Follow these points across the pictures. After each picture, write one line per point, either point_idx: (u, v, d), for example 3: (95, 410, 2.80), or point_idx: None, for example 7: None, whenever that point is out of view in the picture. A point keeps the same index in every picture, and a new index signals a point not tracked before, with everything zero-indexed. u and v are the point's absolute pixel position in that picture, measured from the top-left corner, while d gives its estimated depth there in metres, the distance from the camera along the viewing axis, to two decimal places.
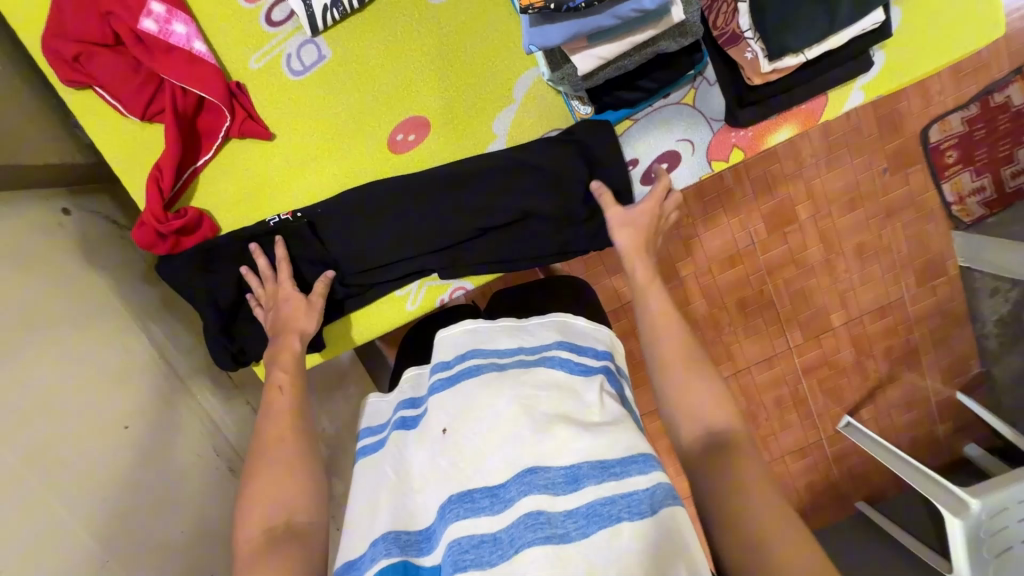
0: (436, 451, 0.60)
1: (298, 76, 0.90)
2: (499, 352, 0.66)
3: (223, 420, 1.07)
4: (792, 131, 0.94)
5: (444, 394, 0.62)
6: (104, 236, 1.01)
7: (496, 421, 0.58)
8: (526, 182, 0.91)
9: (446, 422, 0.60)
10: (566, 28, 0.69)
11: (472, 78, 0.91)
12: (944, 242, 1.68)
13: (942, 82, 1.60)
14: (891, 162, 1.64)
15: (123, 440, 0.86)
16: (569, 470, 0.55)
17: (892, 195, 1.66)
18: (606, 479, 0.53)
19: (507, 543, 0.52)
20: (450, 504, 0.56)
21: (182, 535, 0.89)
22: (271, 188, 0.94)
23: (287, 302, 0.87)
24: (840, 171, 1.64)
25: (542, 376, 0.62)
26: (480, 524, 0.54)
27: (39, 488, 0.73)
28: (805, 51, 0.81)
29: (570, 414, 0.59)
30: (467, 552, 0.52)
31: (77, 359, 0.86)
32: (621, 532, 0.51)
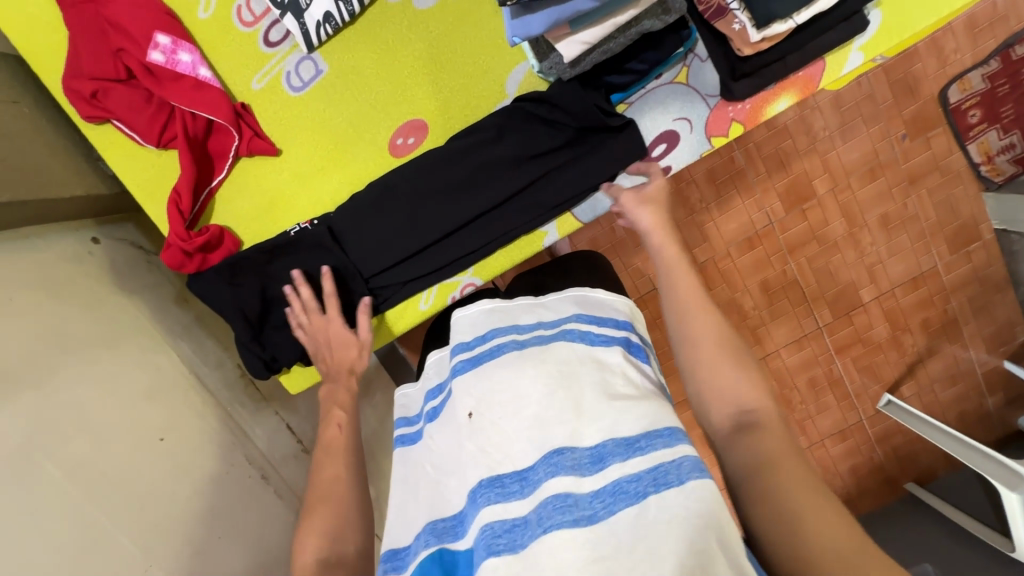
0: (461, 436, 0.59)
1: (298, 92, 0.94)
2: (519, 328, 0.66)
3: (254, 432, 1.11)
4: (792, 99, 0.92)
5: (466, 378, 0.62)
6: (132, 262, 1.07)
7: (520, 402, 0.58)
8: (506, 147, 0.91)
9: (472, 406, 0.59)
10: (546, 16, 0.70)
11: (466, 77, 0.93)
12: (975, 204, 1.61)
13: (957, 39, 1.54)
14: (909, 128, 1.58)
15: (159, 451, 0.90)
16: (595, 449, 0.55)
17: (914, 162, 1.61)
18: (633, 455, 0.53)
19: (536, 524, 0.51)
20: (480, 488, 0.55)
21: (220, 540, 0.92)
22: (284, 201, 0.98)
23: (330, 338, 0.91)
24: (856, 141, 1.60)
25: (566, 350, 0.62)
26: (511, 509, 0.53)
27: (80, 499, 0.77)
28: (793, 16, 0.79)
29: (594, 389, 0.58)
30: (499, 536, 0.51)
31: (116, 376, 0.90)
32: (648, 506, 0.49)
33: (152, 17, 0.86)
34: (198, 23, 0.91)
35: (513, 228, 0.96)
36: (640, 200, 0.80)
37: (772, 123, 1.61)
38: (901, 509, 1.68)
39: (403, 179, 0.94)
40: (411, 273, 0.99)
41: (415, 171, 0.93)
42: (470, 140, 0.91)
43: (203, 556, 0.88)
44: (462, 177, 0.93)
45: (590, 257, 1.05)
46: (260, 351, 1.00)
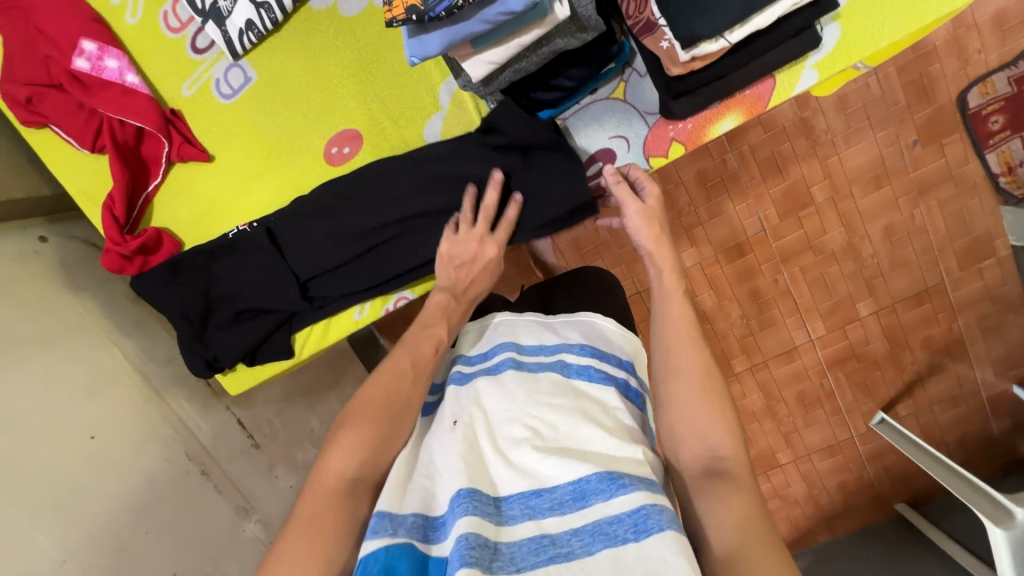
0: (444, 442, 0.59)
1: (228, 99, 0.93)
2: (523, 349, 0.69)
3: (198, 427, 1.14)
4: (737, 120, 0.86)
5: (461, 389, 0.65)
6: (85, 258, 1.10)
7: (509, 428, 0.59)
8: (434, 167, 0.88)
9: (459, 415, 0.61)
10: (440, 36, 0.66)
11: (394, 87, 0.90)
12: (991, 219, 1.49)
13: (982, 38, 1.40)
14: (921, 133, 1.46)
15: (87, 449, 0.94)
16: (577, 485, 0.53)
17: (926, 171, 1.49)
18: (614, 496, 0.50)
19: (508, 559, 0.48)
20: (458, 498, 0.52)
21: (145, 535, 0.96)
22: (220, 207, 0.97)
23: (474, 259, 0.81)
24: (861, 146, 1.49)
25: (557, 381, 0.64)
26: (490, 529, 0.50)
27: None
28: (724, 35, 0.72)
29: (581, 425, 0.59)
30: (475, 547, 0.47)
31: (48, 374, 0.94)
32: (626, 552, 0.46)
33: (78, 24, 0.87)
34: (127, 29, 0.92)
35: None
36: (647, 215, 0.78)
37: (771, 123, 1.51)
38: (888, 530, 1.61)
39: (330, 190, 0.92)
40: (349, 282, 0.96)
41: (344, 184, 0.91)
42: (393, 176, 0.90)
43: (122, 550, 0.93)
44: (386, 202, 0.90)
45: (602, 275, 1.05)
46: (199, 348, 0.97)
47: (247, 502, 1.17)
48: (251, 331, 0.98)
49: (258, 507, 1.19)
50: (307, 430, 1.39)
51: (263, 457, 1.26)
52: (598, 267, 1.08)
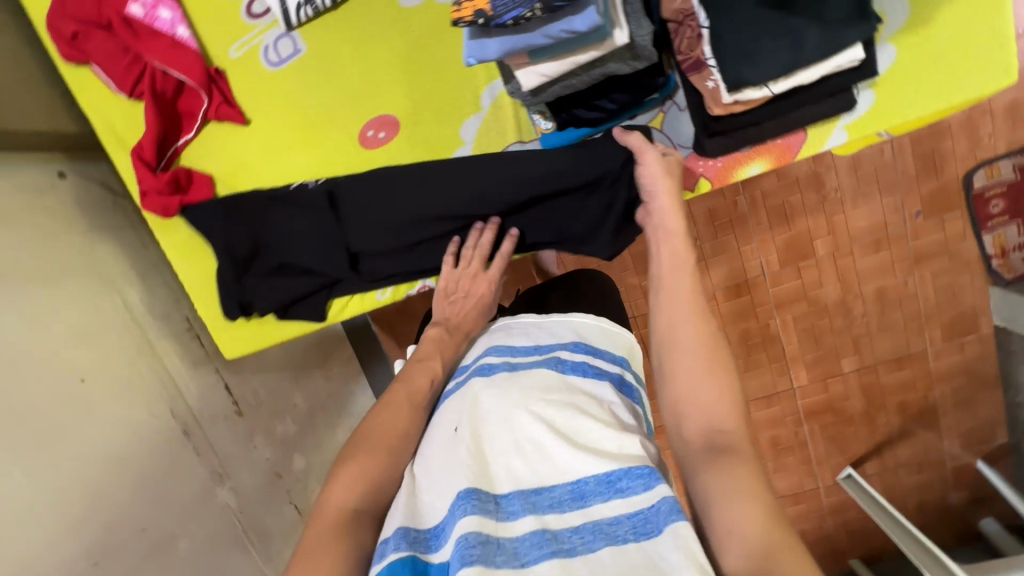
0: (445, 448, 0.61)
1: (274, 67, 0.93)
2: (515, 351, 0.71)
3: (185, 385, 1.14)
4: (765, 166, 0.89)
5: (459, 394, 0.67)
6: (97, 200, 1.09)
7: (503, 425, 0.61)
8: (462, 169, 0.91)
9: (458, 422, 0.63)
10: (501, 43, 0.67)
11: (440, 80, 0.91)
12: (979, 297, 1.55)
13: (994, 122, 1.46)
14: (925, 205, 1.52)
15: (77, 390, 0.93)
16: (576, 486, 0.55)
17: (923, 242, 1.54)
18: (611, 498, 0.53)
19: (512, 553, 0.50)
20: (459, 499, 0.54)
21: (121, 486, 0.95)
22: (247, 171, 0.97)
23: (470, 297, 0.84)
24: (867, 208, 1.54)
25: (551, 379, 0.66)
26: (489, 525, 0.52)
27: None
28: (770, 84, 0.76)
29: (576, 418, 0.61)
30: (474, 546, 0.48)
31: (44, 314, 0.92)
32: (627, 550, 0.48)
33: None
34: None
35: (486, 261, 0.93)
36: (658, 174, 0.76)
37: (785, 173, 1.55)
38: None
39: (372, 174, 0.94)
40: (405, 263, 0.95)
41: (382, 171, 0.93)
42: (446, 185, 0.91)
43: (95, 498, 0.90)
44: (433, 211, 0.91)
45: (600, 277, 1.06)
46: (238, 292, 0.96)
47: (222, 468, 1.17)
48: (291, 287, 0.97)
49: (232, 474, 1.19)
50: (290, 405, 1.41)
51: (244, 426, 1.26)
52: (600, 271, 1.09)
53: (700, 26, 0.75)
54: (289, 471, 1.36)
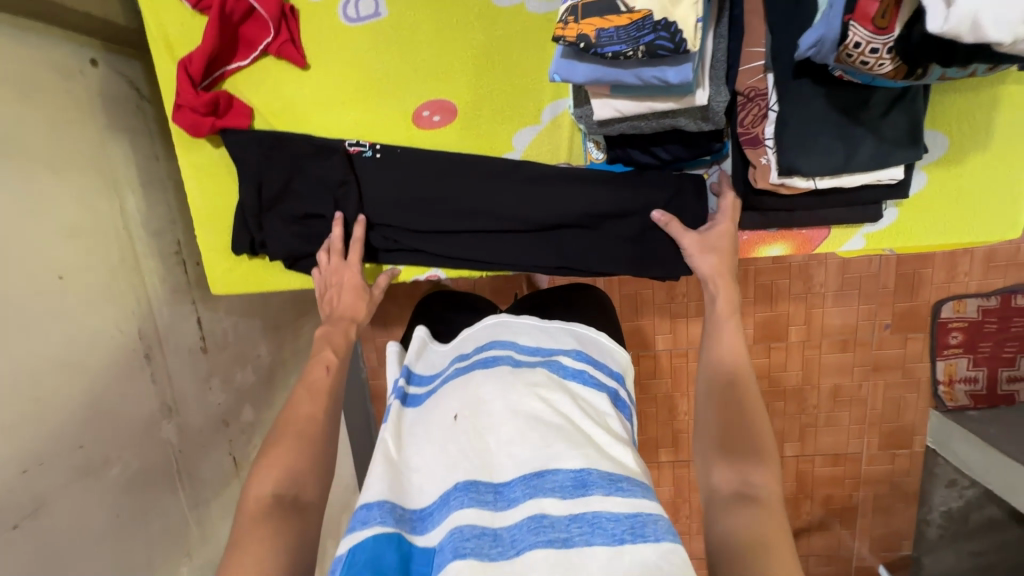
0: (445, 431, 0.67)
1: (351, 23, 0.91)
2: (519, 350, 0.77)
3: (158, 306, 1.09)
4: (784, 250, 0.95)
5: (461, 381, 0.72)
6: (121, 98, 1.04)
7: (508, 415, 0.66)
8: (504, 171, 0.93)
9: (459, 409, 0.68)
10: (590, 70, 0.68)
11: (510, 84, 0.92)
12: (920, 416, 1.66)
13: (972, 263, 1.57)
14: (894, 321, 1.62)
15: (52, 288, 0.88)
16: (580, 474, 0.59)
17: (885, 353, 1.65)
18: (611, 493, 0.57)
19: (508, 543, 0.56)
20: (458, 491, 0.60)
21: (70, 396, 0.89)
22: (291, 115, 0.95)
23: (343, 289, 0.90)
24: (843, 310, 1.63)
25: (549, 378, 0.71)
26: (483, 516, 0.58)
27: None
28: (816, 178, 0.80)
29: (580, 421, 0.66)
30: (467, 539, 0.55)
31: (34, 203, 0.85)
32: (625, 552, 0.53)
33: None
34: None
35: (508, 263, 0.96)
36: (700, 245, 0.82)
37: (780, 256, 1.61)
38: None
39: (417, 154, 0.94)
40: (431, 247, 0.96)
41: (426, 154, 0.94)
42: (472, 194, 0.93)
43: (43, 401, 0.84)
44: (452, 218, 0.94)
45: (597, 294, 1.09)
46: (252, 229, 0.95)
47: (173, 402, 1.12)
48: (310, 237, 0.96)
49: (181, 410, 1.14)
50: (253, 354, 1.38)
51: (205, 363, 1.22)
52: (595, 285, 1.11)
53: (767, 108, 0.79)
54: (236, 421, 1.32)
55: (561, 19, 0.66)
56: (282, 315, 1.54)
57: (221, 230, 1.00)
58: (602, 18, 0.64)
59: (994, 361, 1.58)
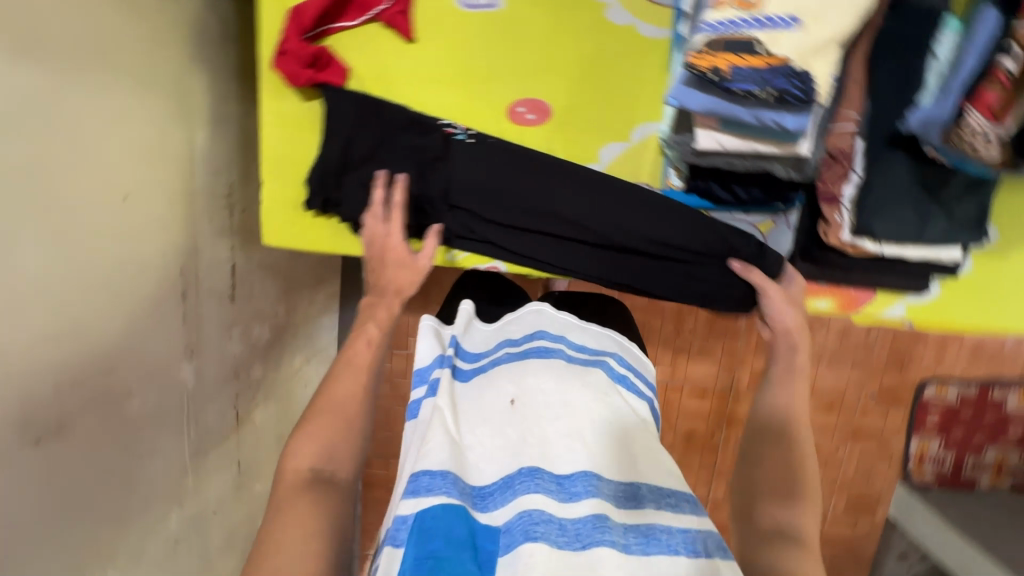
0: (504, 414, 0.75)
1: (466, 8, 0.93)
2: (569, 347, 0.87)
3: (202, 247, 1.06)
4: (830, 305, 0.98)
5: (515, 368, 0.81)
6: (208, 31, 1.02)
7: (564, 408, 0.74)
8: (587, 180, 0.94)
9: (515, 394, 0.77)
10: (709, 102, 0.70)
11: (608, 98, 0.94)
12: (887, 486, 1.80)
13: (959, 351, 1.68)
14: (880, 392, 1.72)
15: (117, 209, 0.85)
16: (631, 488, 0.69)
17: (866, 420, 1.74)
18: (660, 507, 0.69)
19: (573, 535, 0.63)
20: (522, 475, 0.68)
21: (111, 321, 0.86)
22: (387, 83, 0.96)
23: (389, 256, 0.92)
24: (836, 373, 1.71)
25: (603, 380, 0.80)
26: (548, 504, 0.65)
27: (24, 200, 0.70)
28: (883, 243, 0.85)
29: (629, 427, 0.75)
30: (537, 525, 0.63)
31: (114, 116, 0.82)
32: (682, 561, 0.63)
33: None
34: None
35: (569, 270, 0.99)
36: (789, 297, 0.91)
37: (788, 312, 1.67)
38: None
39: (505, 146, 0.95)
40: (500, 240, 0.99)
41: (515, 147, 0.95)
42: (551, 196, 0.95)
43: (86, 321, 0.81)
44: (526, 215, 0.96)
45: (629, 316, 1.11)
46: (329, 187, 0.96)
47: (196, 345, 1.09)
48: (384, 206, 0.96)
49: (202, 354, 1.11)
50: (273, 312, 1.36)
51: (231, 312, 1.19)
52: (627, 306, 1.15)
53: (850, 170, 0.82)
54: (246, 375, 1.30)
55: (694, 48, 0.68)
56: (300, 278, 1.52)
57: (291, 181, 1.00)
58: (738, 54, 0.66)
59: (960, 446, 1.74)
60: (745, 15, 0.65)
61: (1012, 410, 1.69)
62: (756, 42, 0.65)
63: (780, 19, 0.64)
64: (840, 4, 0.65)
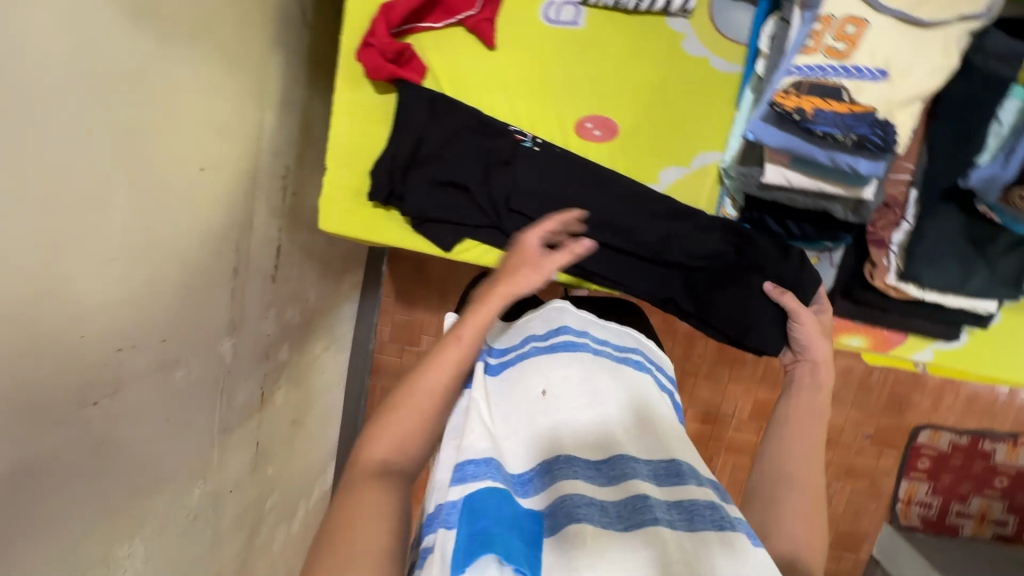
0: (537, 406, 0.73)
1: (548, 23, 0.97)
2: (596, 338, 0.84)
3: (256, 225, 1.07)
4: (862, 342, 1.02)
5: (541, 359, 0.79)
6: (289, 16, 1.04)
7: (593, 395, 0.73)
8: (641, 193, 0.98)
9: (545, 385, 0.75)
10: (784, 138, 0.73)
11: (673, 123, 0.98)
12: (873, 526, 1.85)
13: (954, 401, 1.75)
14: (875, 433, 1.77)
15: (194, 179, 0.85)
16: (670, 467, 0.66)
17: (859, 459, 1.79)
18: (698, 485, 0.64)
19: (615, 517, 0.59)
20: (558, 462, 0.66)
21: (173, 290, 0.86)
22: (462, 85, 0.98)
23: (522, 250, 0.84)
24: (836, 411, 1.76)
25: (629, 372, 0.79)
26: (584, 488, 0.62)
27: (120, 162, 0.70)
28: (926, 290, 0.88)
29: (658, 419, 0.74)
30: (578, 508, 0.58)
31: (206, 90, 0.84)
32: (735, 540, 0.56)
33: None
34: None
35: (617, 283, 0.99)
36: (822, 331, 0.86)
37: None
38: None
39: (568, 156, 0.99)
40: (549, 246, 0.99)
41: (579, 159, 0.99)
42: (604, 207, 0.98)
43: (153, 286, 0.81)
44: (576, 220, 0.97)
45: None
46: (395, 179, 0.98)
47: (237, 321, 1.09)
48: (444, 203, 0.99)
49: (241, 331, 1.11)
50: (302, 297, 1.37)
51: (270, 292, 1.20)
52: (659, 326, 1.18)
53: (901, 217, 0.87)
54: (274, 357, 1.30)
55: (780, 88, 0.72)
56: (329, 266, 1.53)
57: (355, 170, 1.02)
58: (823, 98, 0.70)
59: (948, 493, 1.79)
60: (834, 62, 0.69)
61: (999, 462, 1.75)
62: (842, 89, 0.69)
63: (867, 71, 0.68)
64: (926, 62, 0.68)
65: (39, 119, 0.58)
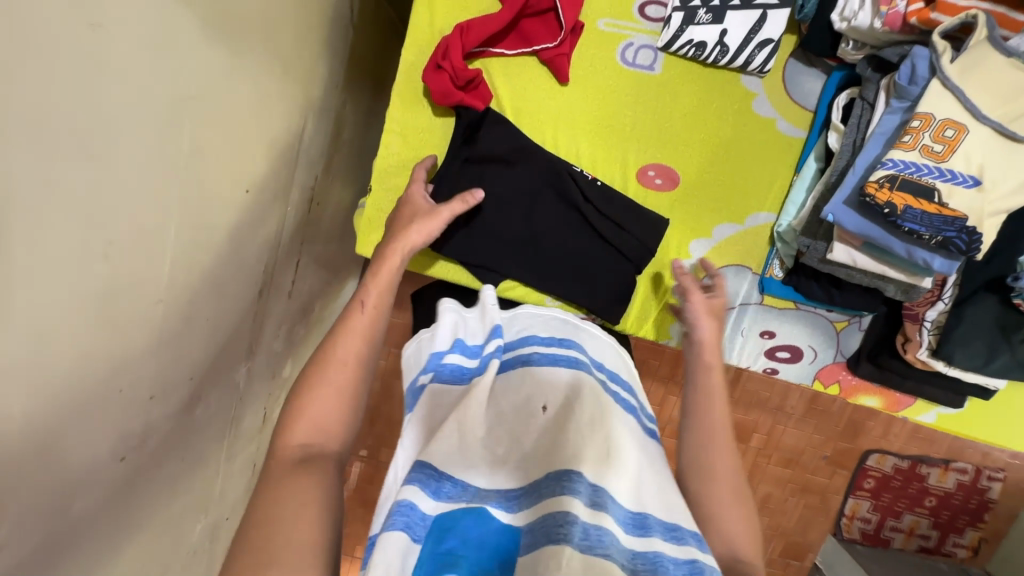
0: (533, 426, 0.55)
1: (624, 64, 0.94)
2: (597, 360, 0.67)
3: (285, 240, 0.97)
4: (877, 403, 1.10)
5: (551, 367, 0.61)
6: (336, 15, 0.94)
7: (603, 418, 0.55)
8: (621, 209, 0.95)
9: (549, 401, 0.56)
10: (864, 225, 0.80)
11: (732, 180, 0.97)
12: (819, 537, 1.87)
13: (900, 430, 1.76)
14: (833, 455, 1.79)
15: (239, 202, 0.75)
16: (639, 514, 0.49)
17: (814, 477, 1.82)
18: (669, 540, 0.48)
19: (592, 540, 0.44)
20: (549, 479, 0.49)
21: (206, 322, 0.76)
22: (529, 117, 0.95)
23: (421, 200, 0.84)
24: (800, 432, 1.79)
25: (626, 402, 0.62)
26: (576, 507, 0.46)
27: (176, 191, 0.60)
28: (950, 365, 0.95)
29: (649, 449, 0.56)
30: (561, 526, 0.44)
31: (262, 105, 0.75)
32: None
33: None
34: None
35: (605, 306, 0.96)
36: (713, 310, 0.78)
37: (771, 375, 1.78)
38: None
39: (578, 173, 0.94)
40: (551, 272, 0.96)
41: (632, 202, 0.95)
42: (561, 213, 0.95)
43: (189, 322, 0.71)
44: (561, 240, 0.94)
45: None
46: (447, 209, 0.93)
47: (254, 345, 1.00)
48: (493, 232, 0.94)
49: (257, 353, 1.01)
50: (308, 307, 1.26)
51: (286, 309, 1.10)
52: None
53: (937, 297, 0.93)
54: (278, 373, 1.19)
55: (875, 179, 0.77)
56: (337, 273, 1.43)
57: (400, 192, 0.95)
58: (914, 197, 0.75)
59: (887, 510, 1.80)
60: (931, 163, 0.75)
61: (932, 484, 1.79)
62: (936, 190, 0.74)
63: (962, 176, 0.74)
64: (1017, 176, 0.75)
65: (103, 156, 0.49)
